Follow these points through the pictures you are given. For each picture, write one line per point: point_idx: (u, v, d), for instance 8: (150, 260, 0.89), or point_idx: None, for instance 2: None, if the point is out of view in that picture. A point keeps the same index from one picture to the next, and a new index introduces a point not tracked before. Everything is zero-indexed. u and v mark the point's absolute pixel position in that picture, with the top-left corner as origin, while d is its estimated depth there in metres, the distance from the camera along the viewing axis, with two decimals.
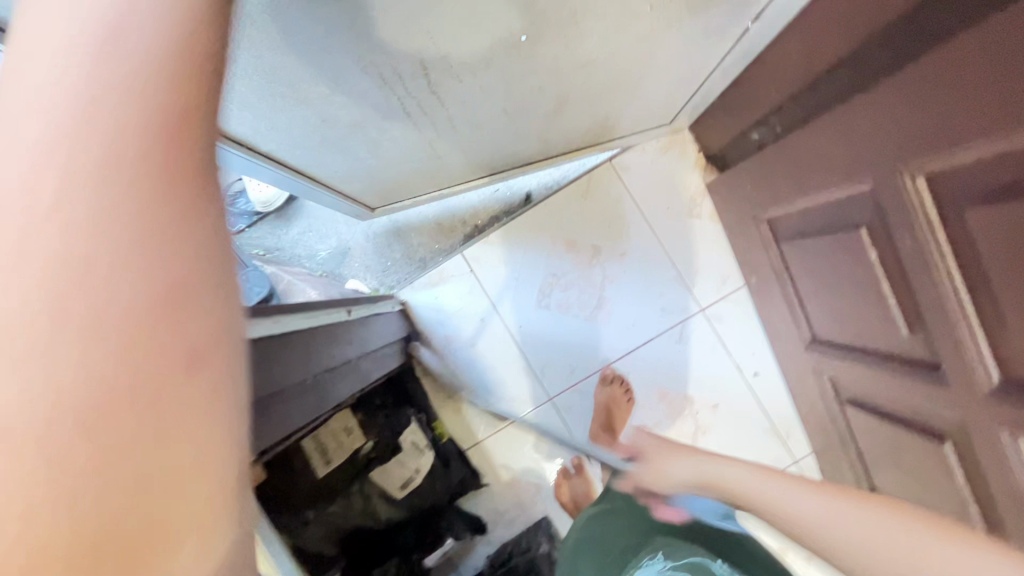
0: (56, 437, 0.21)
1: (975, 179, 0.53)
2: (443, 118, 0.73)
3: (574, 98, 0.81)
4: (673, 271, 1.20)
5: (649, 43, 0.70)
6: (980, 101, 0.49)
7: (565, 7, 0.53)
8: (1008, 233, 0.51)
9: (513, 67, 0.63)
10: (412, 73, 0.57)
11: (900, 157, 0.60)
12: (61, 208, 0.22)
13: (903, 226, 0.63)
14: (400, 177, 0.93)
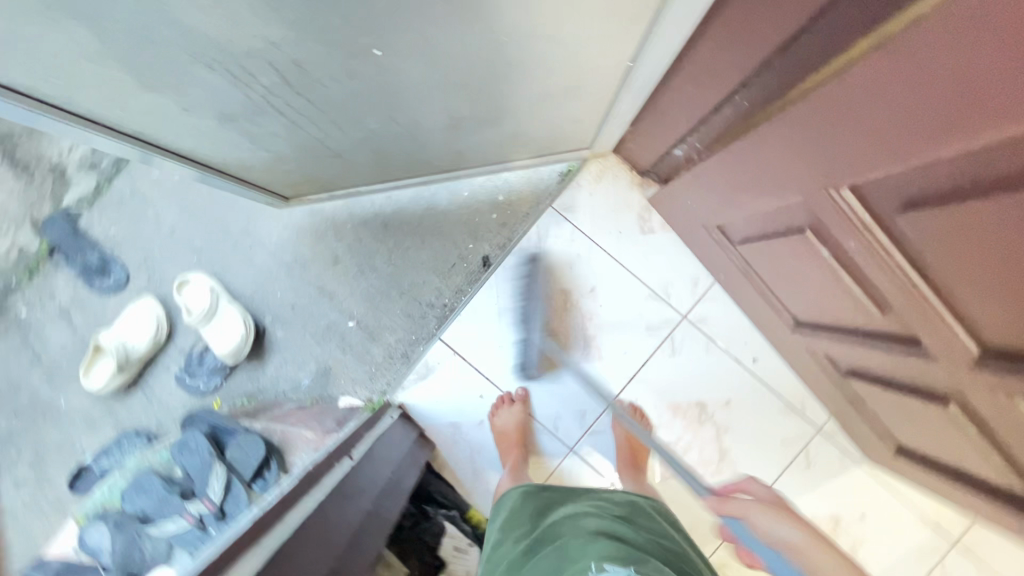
0: None
1: (903, 187, 0.54)
2: (323, 118, 0.79)
3: (468, 114, 0.86)
4: (645, 288, 1.22)
5: (525, 70, 0.73)
6: (896, 126, 0.49)
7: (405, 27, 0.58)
8: (943, 234, 0.52)
9: (379, 79, 0.68)
10: (262, 70, 0.63)
11: (825, 174, 0.62)
12: None
13: (844, 230, 0.65)
14: (292, 165, 0.99)
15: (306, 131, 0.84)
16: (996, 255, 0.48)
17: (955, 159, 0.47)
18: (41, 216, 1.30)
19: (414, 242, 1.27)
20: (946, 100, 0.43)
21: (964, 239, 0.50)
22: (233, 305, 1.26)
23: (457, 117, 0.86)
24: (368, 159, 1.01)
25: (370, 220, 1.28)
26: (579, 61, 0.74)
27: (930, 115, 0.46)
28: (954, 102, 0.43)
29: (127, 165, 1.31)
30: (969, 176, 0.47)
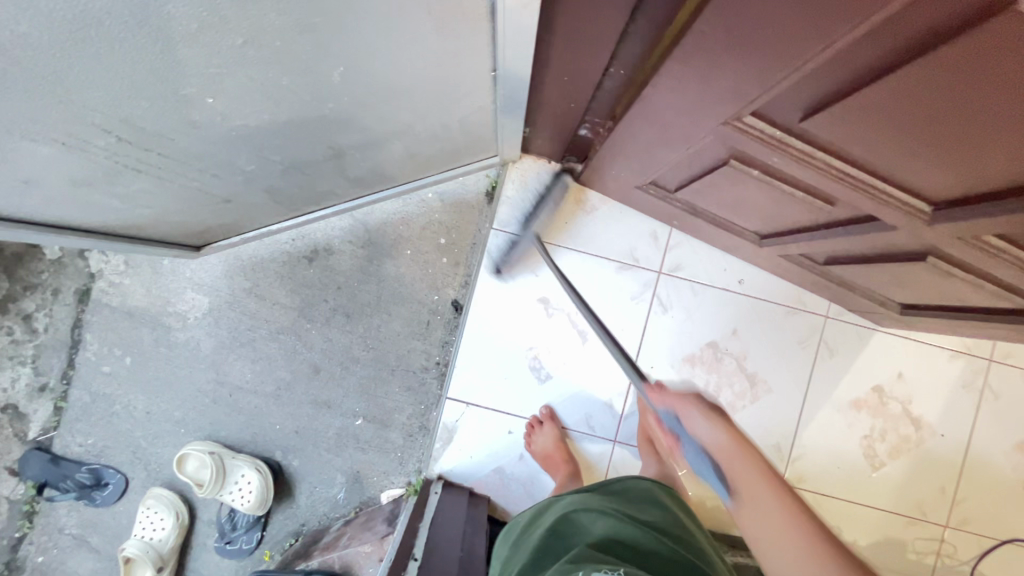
0: None
1: (795, 99, 0.55)
2: (188, 170, 0.76)
3: (346, 144, 0.84)
4: (612, 263, 1.21)
5: (388, 95, 0.72)
6: (772, 38, 0.49)
7: (233, 74, 0.56)
8: (852, 123, 0.53)
9: (228, 129, 0.67)
10: (97, 136, 0.61)
11: (722, 113, 0.63)
12: None
13: (765, 150, 0.65)
14: (184, 215, 0.97)
15: (179, 184, 0.81)
16: (907, 125, 0.48)
17: (834, 58, 0.47)
18: (13, 461, 1.24)
19: (381, 317, 1.25)
20: (802, 10, 0.44)
21: (875, 119, 0.50)
22: (238, 458, 1.20)
23: (339, 148, 0.85)
24: (260, 198, 0.98)
25: (330, 316, 1.25)
26: (444, 76, 0.72)
27: (793, 29, 0.46)
28: (811, 11, 0.43)
29: (74, 372, 1.26)
30: (852, 71, 0.47)
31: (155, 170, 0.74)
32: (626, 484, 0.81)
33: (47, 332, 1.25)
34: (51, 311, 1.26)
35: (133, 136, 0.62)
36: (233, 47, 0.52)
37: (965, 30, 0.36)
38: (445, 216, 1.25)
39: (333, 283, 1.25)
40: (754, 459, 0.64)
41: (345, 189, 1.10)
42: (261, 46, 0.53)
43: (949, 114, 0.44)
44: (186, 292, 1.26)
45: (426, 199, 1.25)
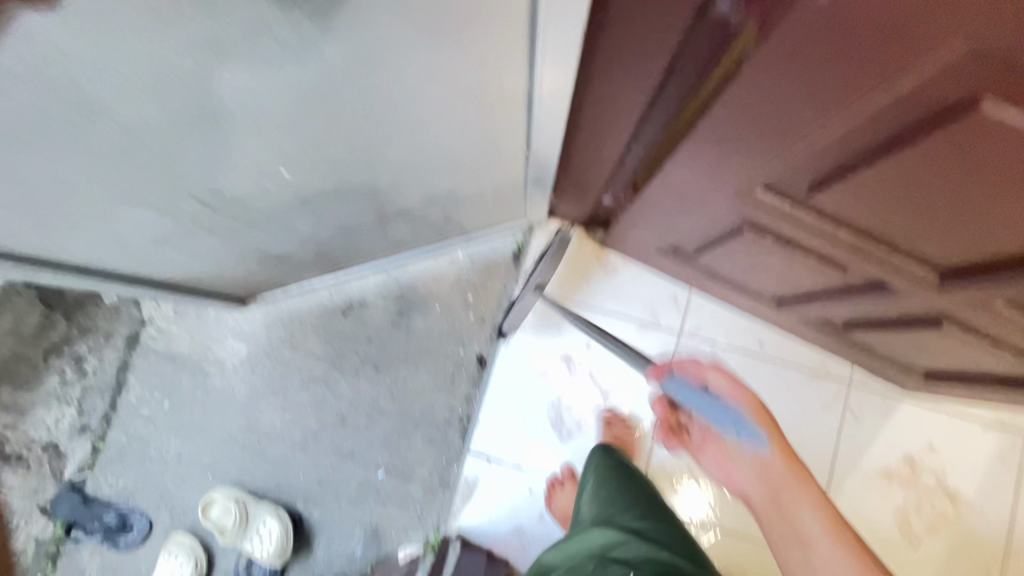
0: None
1: (806, 172, 0.60)
2: (252, 231, 0.85)
3: (391, 209, 0.93)
4: (634, 322, 1.25)
5: (433, 168, 0.81)
6: (782, 121, 0.54)
7: (306, 152, 0.65)
8: (861, 194, 0.57)
9: (293, 196, 0.75)
10: (183, 203, 0.70)
11: (738, 183, 0.68)
12: None
13: (780, 217, 0.70)
14: (238, 271, 1.05)
15: (242, 243, 0.90)
16: (913, 196, 0.53)
17: (841, 137, 0.52)
18: (48, 501, 1.28)
19: (409, 370, 1.29)
20: (808, 100, 0.49)
21: (873, 193, 0.56)
22: (263, 506, 1.22)
23: (384, 213, 0.94)
24: (308, 256, 1.07)
25: (360, 367, 1.30)
26: (483, 152, 0.81)
27: (801, 114, 0.52)
28: (817, 100, 0.49)
29: (115, 414, 1.32)
30: (857, 149, 0.52)
31: (225, 231, 0.83)
32: (584, 499, 1.01)
33: (96, 376, 1.33)
34: (101, 355, 1.34)
35: (212, 202, 0.71)
36: (310, 131, 0.60)
37: (952, 118, 0.42)
38: (475, 275, 1.32)
39: (365, 335, 1.31)
40: (807, 481, 0.76)
41: (384, 250, 1.19)
42: (332, 131, 0.62)
43: (951, 184, 0.48)
44: (227, 340, 1.34)
45: (457, 258, 1.33)
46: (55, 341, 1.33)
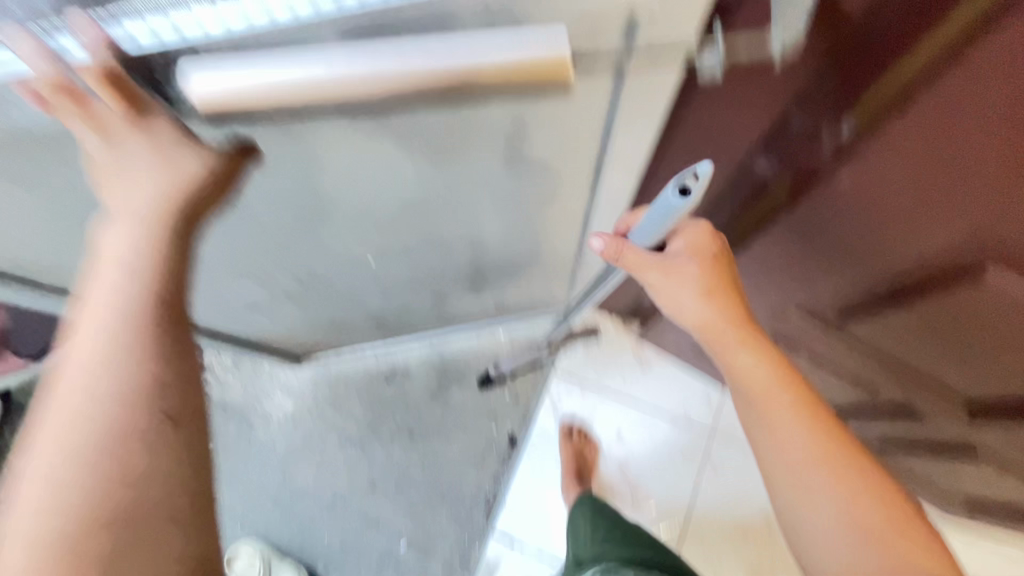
0: (70, 396, 0.39)
1: (838, 304, 0.68)
2: (328, 303, 0.96)
3: (450, 292, 1.03)
4: (666, 418, 1.29)
5: (494, 262, 0.91)
6: (816, 258, 0.64)
7: (393, 248, 0.76)
8: (888, 328, 0.64)
9: (372, 278, 0.87)
10: (282, 278, 0.82)
11: (785, 300, 0.78)
12: (98, 297, 0.42)
13: (820, 336, 0.78)
14: (304, 333, 1.16)
15: (317, 312, 1.01)
16: (933, 335, 0.59)
17: (866, 279, 0.60)
18: None
19: (442, 442, 1.33)
20: (836, 246, 0.59)
21: (896, 330, 0.63)
22: (285, 564, 1.25)
23: (443, 294, 1.04)
24: (368, 325, 1.17)
25: (396, 434, 1.35)
26: (539, 254, 0.91)
27: (831, 256, 0.61)
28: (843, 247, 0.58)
29: None
30: (880, 291, 0.60)
31: (307, 301, 0.94)
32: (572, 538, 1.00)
33: None
34: None
35: (303, 278, 0.82)
36: (400, 233, 0.72)
37: (957, 278, 0.49)
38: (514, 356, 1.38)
39: (405, 404, 1.37)
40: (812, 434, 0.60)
41: (435, 325, 1.28)
42: (418, 234, 0.73)
43: (966, 330, 0.54)
44: (275, 396, 1.40)
45: (498, 336, 1.40)
46: None
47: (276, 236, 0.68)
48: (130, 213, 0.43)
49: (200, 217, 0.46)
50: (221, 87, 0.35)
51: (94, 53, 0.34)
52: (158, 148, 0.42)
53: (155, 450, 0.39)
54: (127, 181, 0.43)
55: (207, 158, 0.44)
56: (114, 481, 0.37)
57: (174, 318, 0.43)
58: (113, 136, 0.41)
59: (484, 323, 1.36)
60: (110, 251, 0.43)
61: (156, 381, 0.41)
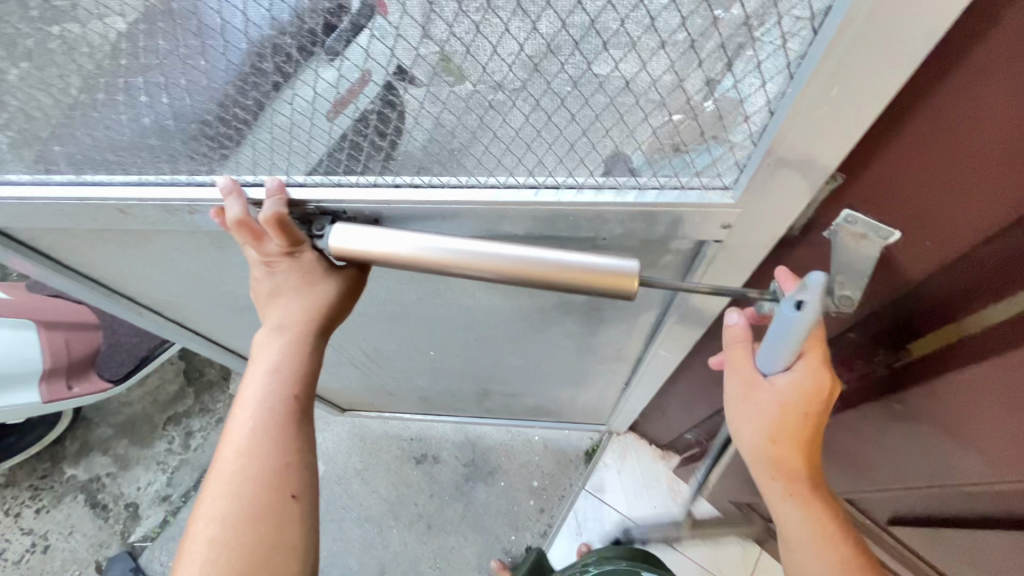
0: (227, 481, 0.48)
1: (886, 504, 0.67)
2: (385, 375, 1.04)
3: (495, 387, 1.08)
4: (696, 566, 1.21)
5: (541, 375, 0.95)
6: (863, 464, 0.64)
7: (453, 345, 0.83)
8: (945, 537, 0.63)
9: (429, 363, 0.94)
10: (351, 348, 0.91)
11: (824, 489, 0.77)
12: (250, 398, 0.50)
13: (868, 526, 0.75)
14: (355, 394, 1.23)
15: (372, 380, 1.09)
16: (995, 560, 0.58)
17: (921, 495, 0.60)
18: (107, 558, 1.39)
19: (458, 539, 1.31)
20: (888, 461, 0.60)
21: (941, 542, 0.64)
22: None
23: (488, 389, 1.08)
24: (414, 399, 1.23)
25: (414, 521, 1.34)
26: (586, 375, 0.94)
27: (881, 467, 0.62)
28: (896, 464, 0.59)
29: (194, 493, 1.45)
30: (938, 507, 0.60)
31: (365, 369, 1.02)
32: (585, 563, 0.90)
33: (195, 452, 1.51)
34: (207, 435, 1.53)
35: (367, 353, 0.92)
36: (463, 336, 0.79)
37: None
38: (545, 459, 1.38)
39: (429, 490, 1.37)
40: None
41: (475, 411, 1.31)
42: (478, 340, 0.80)
43: None
44: None
45: (532, 440, 1.40)
46: (179, 411, 1.55)
47: (359, 322, 0.79)
48: (278, 327, 0.52)
49: (329, 328, 0.54)
50: (355, 244, 0.45)
51: (276, 204, 0.46)
52: (305, 277, 0.51)
53: (292, 525, 0.48)
54: (278, 301, 0.52)
55: (338, 283, 0.52)
56: (265, 551, 0.46)
57: (301, 410, 0.51)
58: (272, 264, 0.50)
59: (521, 421, 1.37)
60: (260, 362, 0.51)
61: (291, 474, 0.49)
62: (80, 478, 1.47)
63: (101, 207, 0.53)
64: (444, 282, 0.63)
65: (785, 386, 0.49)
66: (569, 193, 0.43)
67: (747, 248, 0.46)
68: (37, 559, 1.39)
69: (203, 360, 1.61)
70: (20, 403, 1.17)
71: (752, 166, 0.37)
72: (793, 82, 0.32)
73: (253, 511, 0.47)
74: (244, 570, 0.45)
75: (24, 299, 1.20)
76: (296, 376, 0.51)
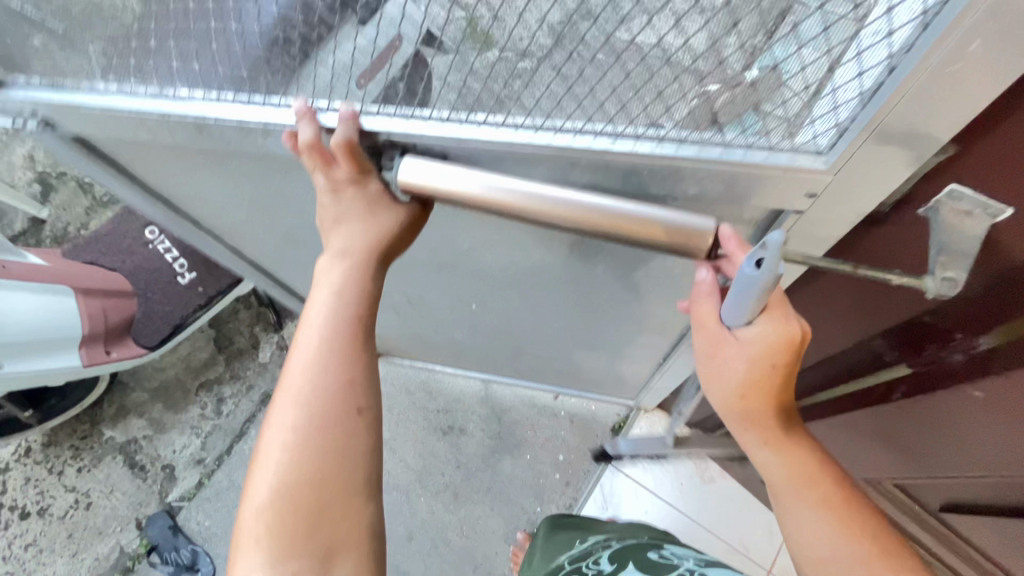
0: (298, 390, 0.48)
1: (936, 489, 0.66)
2: (423, 322, 1.06)
3: (529, 349, 1.08)
4: (721, 541, 1.22)
5: (579, 341, 0.95)
6: (918, 450, 0.63)
7: (496, 301, 0.83)
8: (997, 526, 0.62)
9: (469, 317, 0.95)
10: (395, 292, 0.93)
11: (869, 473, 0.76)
12: (316, 314, 0.50)
13: (913, 510, 0.75)
14: (394, 338, 1.26)
15: (412, 326, 1.11)
16: None
17: (980, 485, 0.59)
18: (146, 517, 1.45)
19: (484, 509, 1.33)
20: (949, 449, 0.58)
21: (991, 530, 0.63)
22: None
23: (522, 350, 1.09)
24: (449, 352, 1.24)
25: (440, 490, 1.36)
26: (623, 347, 0.94)
27: (939, 455, 0.60)
28: (957, 453, 0.57)
29: (228, 457, 1.49)
30: (996, 498, 0.58)
31: (407, 314, 1.04)
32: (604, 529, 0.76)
33: (227, 418, 1.55)
34: (238, 403, 1.56)
35: (410, 298, 0.93)
36: (506, 293, 0.79)
37: None
38: (573, 425, 1.39)
39: (455, 462, 1.38)
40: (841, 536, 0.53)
41: (506, 372, 1.33)
42: (521, 299, 0.80)
43: None
44: None
45: (558, 415, 1.40)
46: (210, 377, 1.59)
47: (406, 266, 0.80)
48: (340, 252, 0.51)
49: (389, 260, 0.53)
50: (421, 178, 0.46)
51: (348, 129, 0.46)
52: (370, 205, 0.50)
53: (360, 438, 0.48)
54: (341, 229, 0.51)
55: (402, 213, 0.51)
56: (340, 455, 0.47)
57: (365, 331, 0.51)
58: (338, 190, 0.50)
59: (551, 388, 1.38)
60: (322, 283, 0.51)
61: (359, 388, 0.49)
62: (118, 441, 1.52)
63: (180, 123, 0.53)
64: (495, 235, 0.62)
65: (751, 342, 0.48)
66: (648, 144, 0.41)
67: (830, 213, 0.44)
68: (81, 514, 1.45)
69: (232, 329, 1.63)
70: (62, 365, 1.18)
71: (858, 126, 0.36)
72: (928, 31, 0.31)
73: (326, 423, 0.47)
74: (318, 474, 0.46)
75: (61, 268, 1.22)
76: (360, 297, 0.51)
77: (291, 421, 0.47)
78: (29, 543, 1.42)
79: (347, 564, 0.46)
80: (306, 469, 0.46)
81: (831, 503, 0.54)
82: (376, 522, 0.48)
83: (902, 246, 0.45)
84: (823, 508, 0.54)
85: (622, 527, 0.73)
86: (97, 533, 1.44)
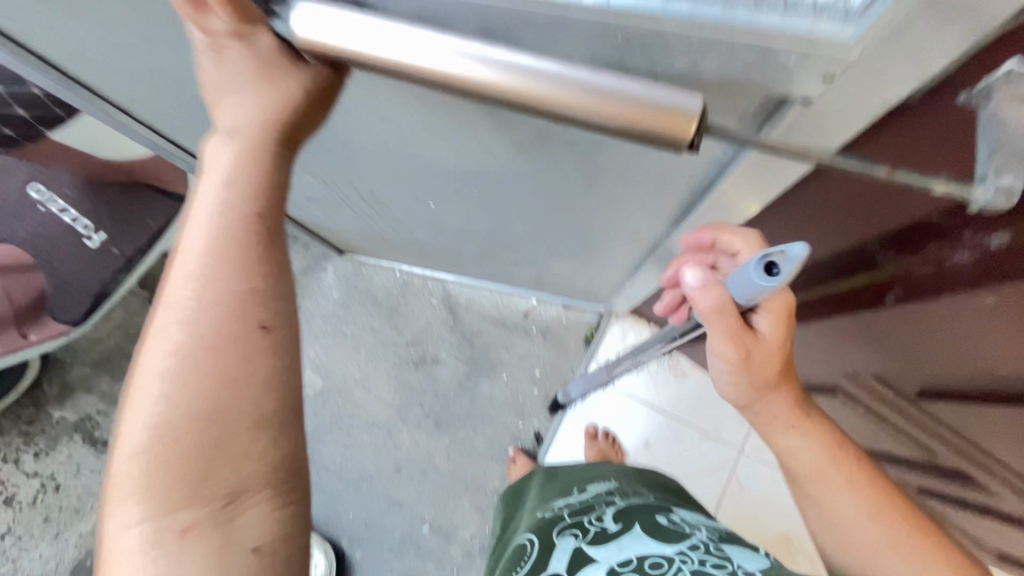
0: (181, 301, 0.38)
1: (914, 381, 0.67)
2: (379, 221, 0.97)
3: (496, 253, 1.02)
4: (696, 428, 1.28)
5: (550, 247, 0.89)
6: (908, 342, 0.62)
7: (457, 201, 0.75)
8: (969, 415, 0.63)
9: (430, 219, 0.87)
10: (342, 186, 0.83)
11: (858, 364, 0.77)
12: (202, 207, 0.40)
13: (889, 403, 0.77)
14: (355, 236, 1.18)
15: (374, 226, 1.03)
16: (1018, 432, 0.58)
17: (962, 376, 0.58)
18: None
19: (468, 431, 1.34)
20: (934, 336, 0.57)
21: (962, 417, 0.64)
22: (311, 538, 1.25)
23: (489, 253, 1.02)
24: (414, 253, 1.18)
25: (422, 421, 1.35)
26: (595, 254, 0.88)
27: (925, 343, 0.60)
28: (943, 341, 0.57)
29: None
30: (974, 389, 0.59)
31: (365, 213, 0.95)
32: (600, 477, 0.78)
33: None
34: None
35: (363, 195, 0.84)
36: (464, 191, 0.71)
37: None
38: (548, 325, 1.38)
39: (433, 392, 1.37)
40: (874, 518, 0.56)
41: (476, 274, 1.28)
42: (480, 197, 0.72)
43: None
44: (308, 351, 1.41)
45: (529, 332, 1.38)
46: None
47: (343, 155, 0.70)
48: (230, 131, 0.41)
49: (298, 144, 0.43)
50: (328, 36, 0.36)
51: None
52: (261, 68, 0.40)
53: (264, 361, 0.39)
54: (230, 98, 0.41)
55: (306, 77, 0.40)
56: (233, 380, 0.38)
57: (266, 228, 0.40)
58: (218, 48, 0.40)
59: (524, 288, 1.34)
60: (211, 171, 0.41)
61: (257, 299, 0.39)
62: (71, 419, 1.43)
63: None
64: (440, 117, 0.52)
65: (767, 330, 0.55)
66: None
67: (847, 100, 0.36)
68: (51, 498, 1.39)
69: None
70: None
71: None
72: None
73: (219, 343, 0.38)
74: (207, 403, 0.37)
75: None
76: (257, 188, 0.40)
77: (172, 342, 0.38)
78: (3, 533, 1.36)
79: (255, 510, 0.38)
80: (188, 400, 0.37)
81: (860, 480, 0.57)
82: (285, 455, 0.39)
83: (928, 143, 0.40)
84: (856, 487, 0.57)
85: (626, 480, 0.75)
86: (74, 512, 1.39)
